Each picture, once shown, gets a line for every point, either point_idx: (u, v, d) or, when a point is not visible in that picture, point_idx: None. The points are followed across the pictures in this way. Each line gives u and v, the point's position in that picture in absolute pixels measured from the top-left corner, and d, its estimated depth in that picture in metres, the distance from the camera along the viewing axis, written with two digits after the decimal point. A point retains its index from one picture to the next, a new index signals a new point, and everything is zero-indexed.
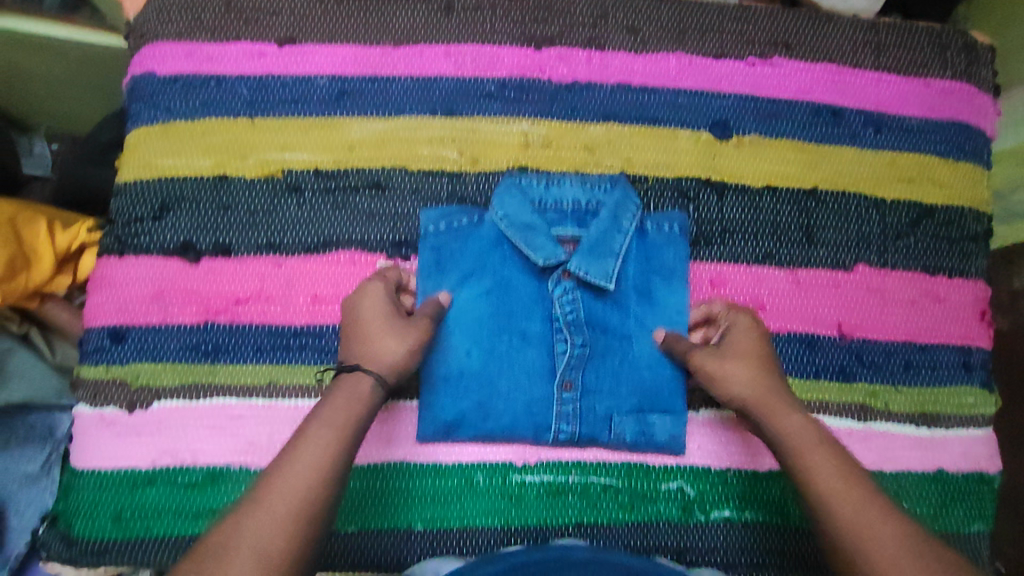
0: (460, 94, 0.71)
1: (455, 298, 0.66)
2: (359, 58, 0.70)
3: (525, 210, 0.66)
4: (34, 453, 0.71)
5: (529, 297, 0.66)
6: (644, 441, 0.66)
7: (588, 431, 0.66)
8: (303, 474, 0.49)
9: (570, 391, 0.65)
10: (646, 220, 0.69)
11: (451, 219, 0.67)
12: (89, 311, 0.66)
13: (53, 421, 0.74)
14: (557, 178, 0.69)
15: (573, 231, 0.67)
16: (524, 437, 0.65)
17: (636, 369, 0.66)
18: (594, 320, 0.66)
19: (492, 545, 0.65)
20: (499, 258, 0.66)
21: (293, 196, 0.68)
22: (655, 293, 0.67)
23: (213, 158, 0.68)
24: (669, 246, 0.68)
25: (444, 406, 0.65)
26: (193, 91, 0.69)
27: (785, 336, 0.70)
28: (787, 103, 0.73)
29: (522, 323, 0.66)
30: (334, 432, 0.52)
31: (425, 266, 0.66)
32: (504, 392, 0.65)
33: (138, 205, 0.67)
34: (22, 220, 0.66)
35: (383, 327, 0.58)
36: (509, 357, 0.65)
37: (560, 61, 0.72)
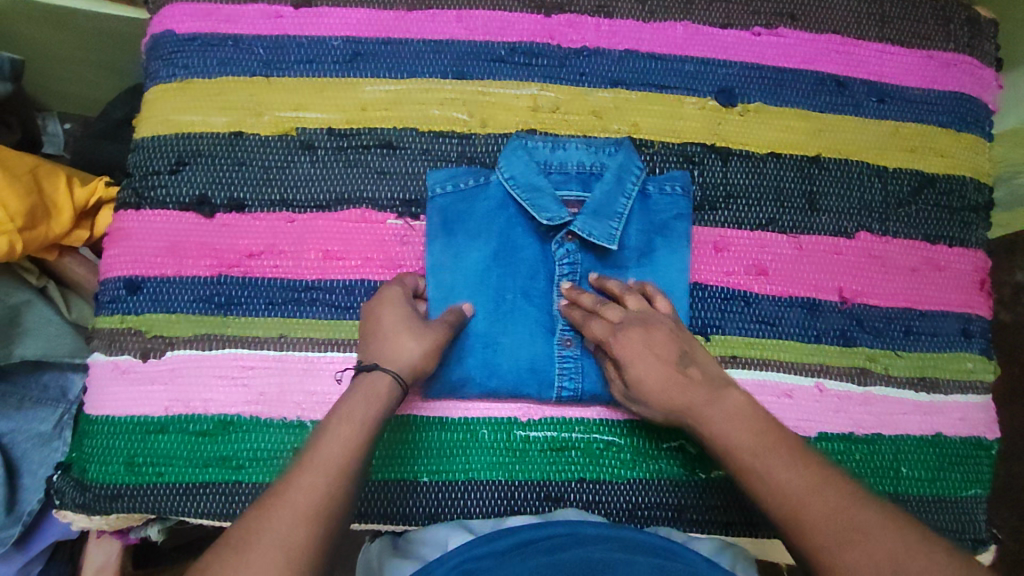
0: (471, 57, 0.72)
1: (461, 257, 0.67)
2: (373, 21, 0.72)
3: (531, 172, 0.68)
4: (48, 414, 0.74)
5: (533, 256, 0.68)
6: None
7: (591, 388, 0.66)
8: (323, 472, 0.48)
9: (572, 348, 0.66)
10: (650, 183, 0.70)
11: (458, 179, 0.68)
12: (105, 263, 0.68)
13: (65, 382, 0.76)
14: (563, 142, 0.70)
15: (578, 193, 0.68)
16: (528, 394, 0.66)
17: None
18: None
19: (495, 499, 0.65)
20: (505, 218, 0.68)
21: (306, 154, 0.69)
22: (657, 253, 0.68)
23: (228, 116, 0.70)
24: (672, 209, 0.70)
25: (450, 362, 0.66)
26: (210, 50, 0.71)
27: (787, 300, 0.71)
28: (792, 72, 0.75)
29: (526, 283, 0.67)
30: (353, 427, 0.52)
31: (432, 225, 0.67)
32: (508, 349, 0.66)
33: (155, 159, 0.69)
34: (43, 172, 0.68)
35: (404, 329, 0.59)
36: (514, 315, 0.66)
37: (570, 27, 0.73)
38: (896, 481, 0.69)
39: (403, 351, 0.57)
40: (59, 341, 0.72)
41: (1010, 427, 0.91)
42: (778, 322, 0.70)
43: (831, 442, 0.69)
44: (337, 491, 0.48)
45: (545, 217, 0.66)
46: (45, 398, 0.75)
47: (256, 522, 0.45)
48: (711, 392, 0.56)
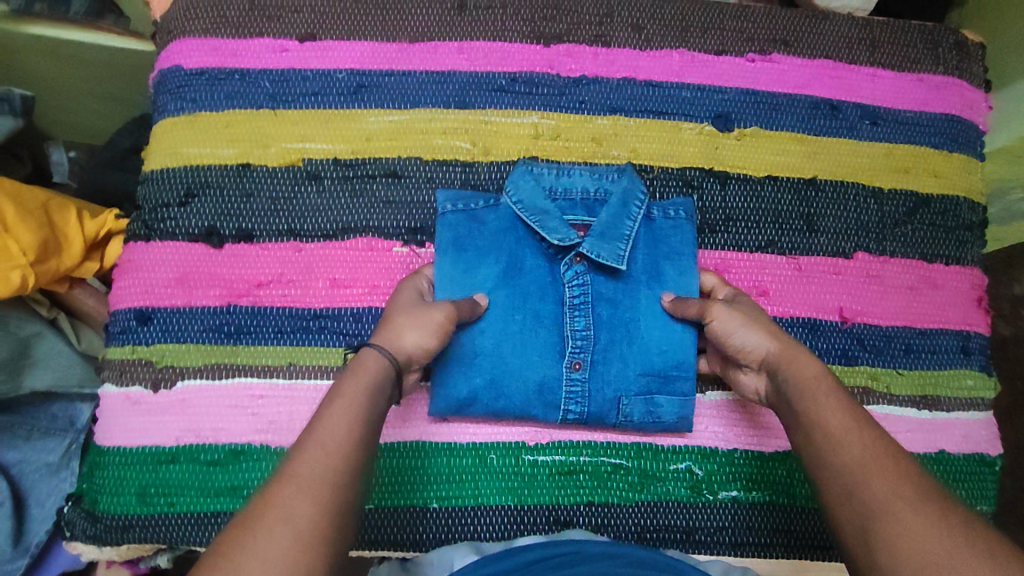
0: (473, 87, 0.74)
1: (469, 275, 0.66)
2: (376, 53, 0.74)
3: (539, 195, 0.68)
4: (55, 445, 0.79)
5: (541, 277, 0.68)
6: (653, 422, 0.67)
7: (596, 411, 0.67)
8: (319, 449, 0.44)
9: (579, 371, 0.66)
10: (653, 208, 0.71)
11: (466, 200, 0.69)
12: (115, 295, 0.69)
13: (73, 413, 0.82)
14: (568, 169, 0.71)
15: (583, 218, 0.69)
16: (535, 415, 0.66)
17: (647, 353, 0.67)
18: (608, 301, 0.67)
19: (505, 524, 0.66)
20: (513, 240, 0.68)
21: (313, 184, 0.71)
22: (664, 274, 0.68)
23: (236, 148, 0.71)
24: (678, 231, 0.70)
25: (457, 382, 0.65)
26: (218, 84, 0.72)
27: (788, 320, 0.72)
28: (787, 97, 0.76)
29: (535, 304, 0.67)
30: (349, 401, 0.48)
31: (442, 241, 0.67)
32: (515, 370, 0.66)
33: (165, 190, 0.70)
34: (54, 206, 0.68)
35: (401, 310, 0.59)
36: (521, 336, 0.66)
37: (569, 56, 0.75)
38: None
39: (394, 329, 0.56)
40: (70, 371, 0.73)
41: (1012, 443, 0.92)
42: None
43: None
44: (343, 462, 0.44)
45: (554, 239, 0.66)
46: (54, 428, 0.81)
47: (263, 507, 0.41)
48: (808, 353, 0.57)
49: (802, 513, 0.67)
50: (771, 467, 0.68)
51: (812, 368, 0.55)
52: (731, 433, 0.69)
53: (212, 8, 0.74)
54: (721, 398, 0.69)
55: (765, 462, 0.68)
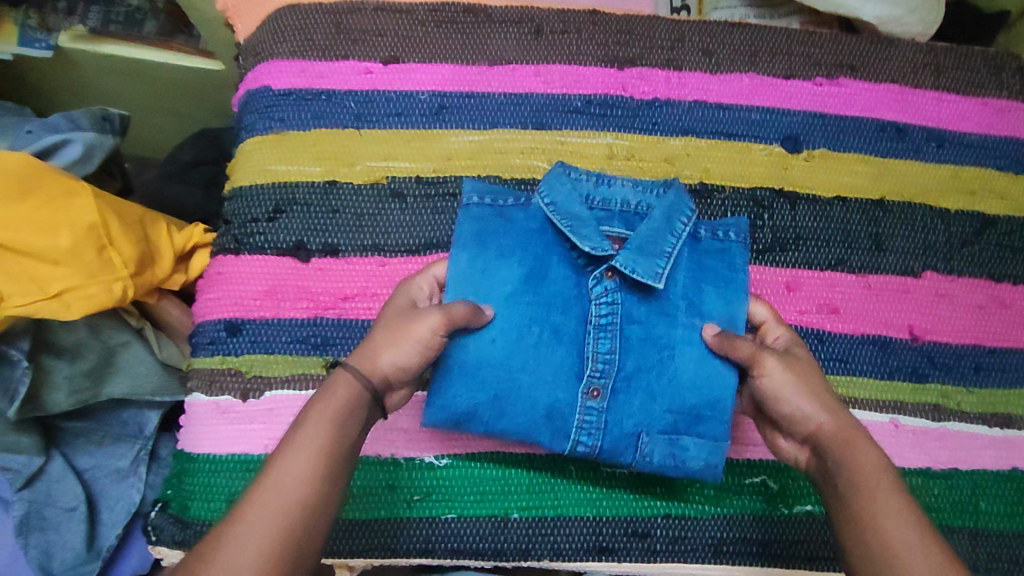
0: (550, 109, 0.76)
1: (487, 277, 0.62)
2: (457, 75, 0.76)
3: (573, 200, 0.64)
4: (125, 451, 0.82)
5: (567, 289, 0.64)
6: (675, 464, 0.63)
7: (611, 445, 0.63)
8: (276, 490, 0.47)
9: (596, 399, 0.62)
10: (701, 227, 0.66)
11: (495, 196, 0.65)
12: (205, 307, 0.71)
13: (142, 419, 0.84)
14: (608, 178, 0.66)
15: (620, 231, 0.65)
16: (540, 440, 0.63)
17: (677, 389, 0.63)
18: (637, 322, 0.63)
19: (584, 534, 0.67)
20: (541, 245, 0.65)
21: (396, 201, 0.73)
22: (705, 302, 0.64)
23: (323, 166, 0.73)
24: (727, 254, 0.66)
25: (458, 395, 0.62)
26: (305, 104, 0.75)
27: (858, 338, 0.73)
28: (854, 120, 0.78)
29: (556, 318, 0.63)
30: (313, 437, 0.50)
31: (463, 235, 0.64)
32: (526, 390, 0.62)
33: (254, 206, 0.72)
34: (149, 220, 0.70)
35: (383, 324, 0.57)
36: (536, 354, 0.62)
37: (641, 80, 0.78)
38: (975, 516, 0.70)
39: (371, 347, 0.56)
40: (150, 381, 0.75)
41: None
42: (852, 359, 0.72)
43: (910, 477, 0.70)
44: (301, 504, 0.47)
45: (585, 247, 0.62)
46: (124, 434, 0.83)
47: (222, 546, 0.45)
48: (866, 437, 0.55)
49: None
50: None
51: (867, 453, 0.54)
52: None
53: (300, 32, 0.77)
54: None
55: None
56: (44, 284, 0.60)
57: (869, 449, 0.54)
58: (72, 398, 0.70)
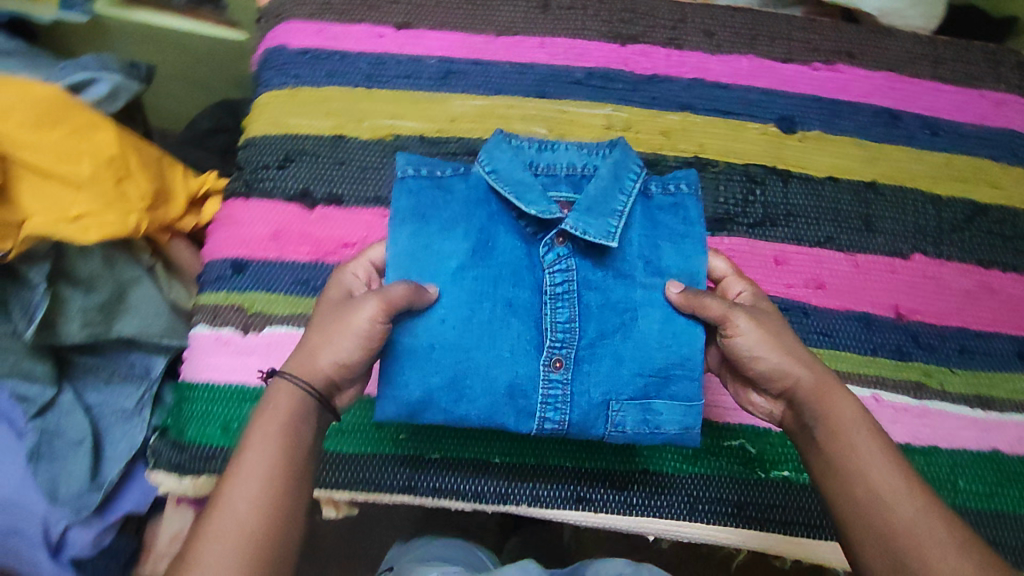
0: (552, 79, 0.79)
1: (430, 253, 0.58)
2: (465, 44, 0.80)
3: (515, 166, 0.59)
4: (132, 391, 0.87)
5: (516, 258, 0.59)
6: (648, 431, 0.59)
7: (580, 419, 0.58)
8: (230, 527, 0.46)
9: (560, 371, 0.57)
10: (650, 182, 0.62)
11: (431, 166, 0.61)
12: (213, 246, 0.73)
13: (148, 363, 0.89)
14: (553, 143, 0.62)
15: (568, 195, 0.60)
16: (505, 424, 0.58)
17: (644, 349, 0.58)
18: (597, 291, 0.59)
19: (565, 483, 0.68)
20: (485, 214, 0.60)
21: (400, 157, 0.75)
22: (664, 259, 0.59)
23: (333, 121, 0.76)
24: (679, 209, 0.62)
25: (410, 382, 0.56)
26: (320, 63, 0.78)
27: (844, 314, 0.74)
28: (850, 105, 0.81)
29: (508, 291, 0.58)
30: (261, 462, 0.48)
31: (399, 210, 0.59)
32: (484, 368, 0.56)
33: (265, 154, 0.75)
34: (166, 163, 0.73)
35: (316, 324, 0.55)
36: (491, 329, 0.57)
37: (643, 56, 0.81)
38: (954, 493, 0.70)
39: (305, 352, 0.54)
40: (155, 321, 0.77)
41: None
42: (837, 333, 0.73)
43: None
44: (261, 534, 0.46)
45: (531, 212, 0.58)
46: (130, 376, 0.88)
47: None
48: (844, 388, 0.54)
49: None
50: None
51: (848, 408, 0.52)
52: None
53: None
54: None
55: None
56: (65, 208, 0.63)
57: (849, 403, 0.52)
58: (81, 327, 0.72)
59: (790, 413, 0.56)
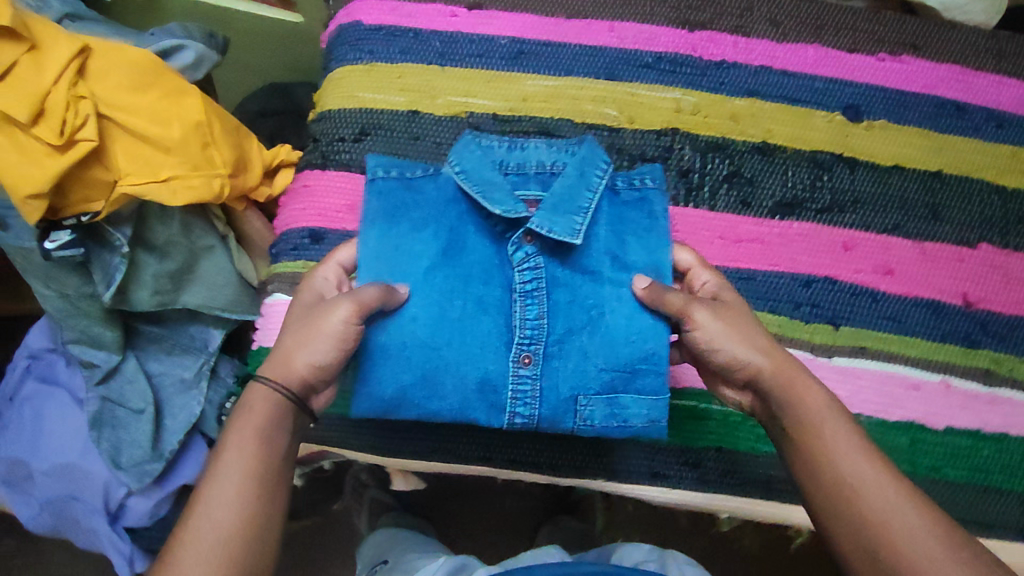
0: (621, 63, 0.80)
1: (404, 253, 0.61)
2: (536, 25, 0.80)
3: (483, 165, 0.63)
4: (191, 362, 0.91)
5: (486, 259, 0.63)
6: (617, 424, 0.62)
7: (548, 413, 0.62)
8: (214, 517, 0.49)
9: (529, 367, 0.61)
10: (617, 179, 0.65)
11: (402, 167, 0.65)
12: (291, 216, 0.74)
13: (207, 336, 0.92)
14: (522, 143, 0.65)
15: (537, 193, 0.64)
16: (476, 417, 0.62)
17: (610, 345, 0.61)
18: (567, 289, 0.62)
19: (638, 459, 0.71)
20: (455, 215, 0.64)
21: (473, 134, 0.77)
22: (628, 254, 0.62)
23: (408, 96, 0.77)
24: (645, 204, 0.64)
25: (384, 380, 0.60)
26: (394, 40, 0.79)
27: (912, 300, 0.75)
28: (915, 96, 0.81)
29: (478, 289, 0.62)
30: (239, 457, 0.51)
31: (372, 212, 0.63)
32: (456, 364, 0.61)
33: (342, 127, 0.76)
34: (243, 132, 0.74)
35: (289, 327, 0.59)
36: (462, 325, 0.61)
37: (710, 42, 0.81)
38: None
39: (279, 354, 0.57)
40: (223, 291, 0.81)
41: None
42: (904, 320, 0.74)
43: (958, 437, 0.72)
44: (242, 522, 0.49)
45: (497, 212, 0.61)
46: (191, 347, 0.91)
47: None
48: (807, 375, 0.56)
49: (921, 479, 0.72)
50: (897, 434, 0.72)
51: (815, 396, 0.55)
52: (856, 398, 0.72)
53: None
54: (849, 364, 0.73)
55: (890, 429, 0.72)
56: (156, 170, 0.64)
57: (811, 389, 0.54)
58: (154, 293, 0.75)
59: (759, 402, 0.58)
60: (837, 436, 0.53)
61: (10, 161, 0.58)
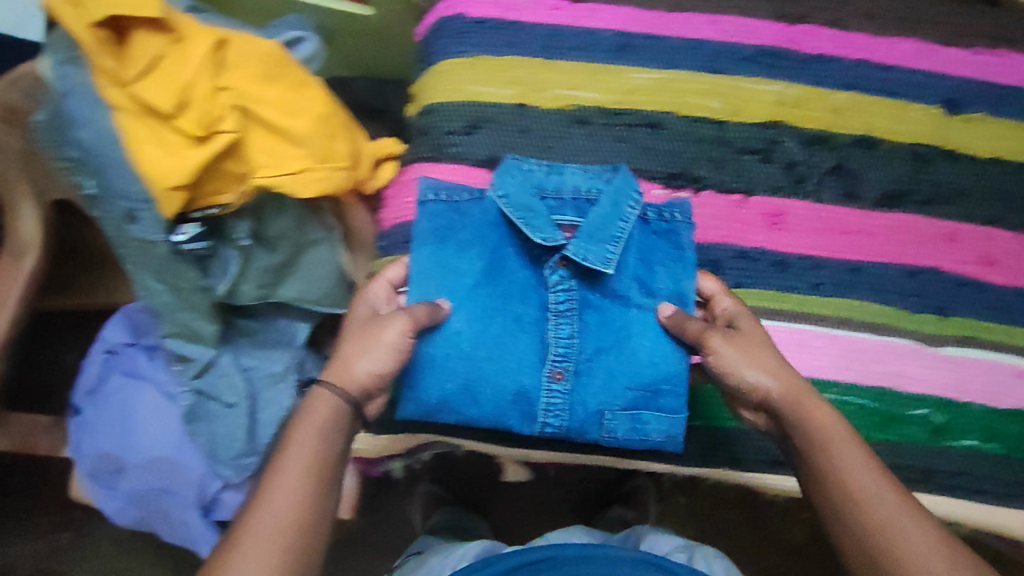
0: (722, 56, 0.80)
1: (451, 272, 0.68)
2: (638, 18, 0.81)
3: (524, 192, 0.68)
4: (281, 356, 0.91)
5: (524, 280, 0.70)
6: (637, 437, 0.69)
7: (576, 425, 0.69)
8: (279, 502, 0.52)
9: (561, 382, 0.68)
10: (649, 209, 0.70)
11: (449, 192, 0.70)
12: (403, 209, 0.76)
13: (293, 331, 0.94)
14: (560, 168, 0.71)
15: (573, 218, 0.69)
16: (510, 424, 0.69)
17: (634, 367, 0.68)
18: (595, 309, 0.69)
19: (751, 451, 0.77)
20: (496, 238, 0.70)
21: (580, 127, 0.77)
22: (654, 280, 0.69)
23: (514, 90, 0.77)
24: (672, 235, 0.70)
25: (430, 388, 0.67)
26: (499, 33, 0.79)
27: (1015, 291, 0.77)
28: (1011, 89, 0.82)
29: (517, 307, 0.69)
30: (306, 452, 0.55)
31: (422, 232, 0.69)
32: (493, 377, 0.67)
33: (451, 120, 0.76)
34: (354, 124, 0.74)
35: (351, 335, 0.64)
36: (501, 342, 0.67)
37: (809, 36, 0.82)
38: None
39: (342, 360, 0.62)
40: (318, 285, 0.81)
41: None
42: (1008, 310, 0.77)
43: None
44: (303, 509, 0.52)
45: (537, 240, 0.67)
46: (278, 341, 0.93)
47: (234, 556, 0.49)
48: (815, 396, 0.60)
49: None
50: (1005, 422, 0.75)
51: (826, 414, 0.58)
52: (965, 387, 0.75)
53: None
54: (960, 353, 0.75)
55: (999, 416, 0.75)
56: (286, 163, 0.64)
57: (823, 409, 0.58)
58: (257, 286, 0.77)
59: (773, 421, 0.61)
60: (846, 453, 0.55)
61: (151, 154, 0.59)
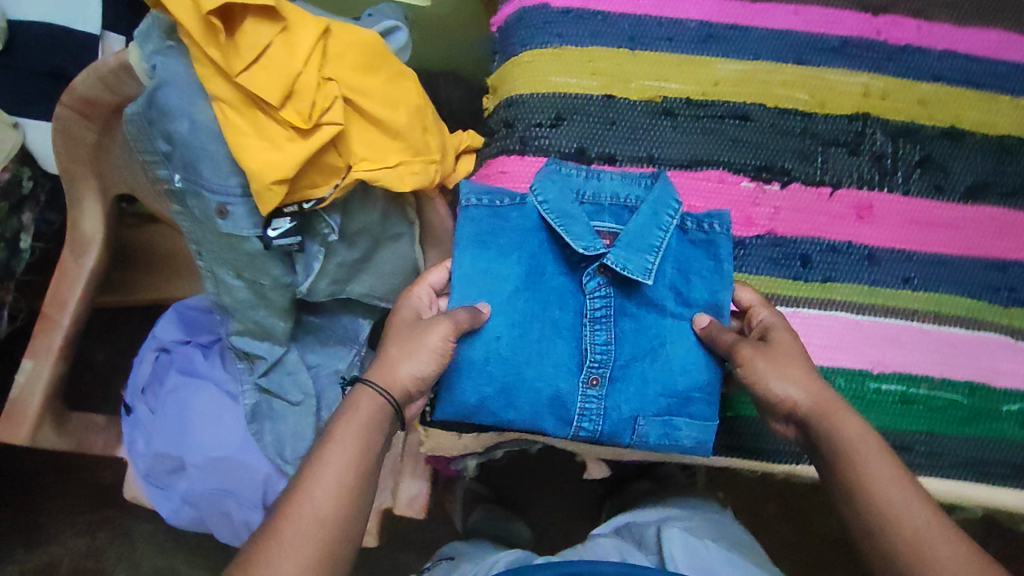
0: (809, 47, 0.79)
1: (491, 276, 0.66)
2: (724, 7, 0.79)
3: (565, 199, 0.68)
4: (345, 353, 0.90)
5: (561, 286, 0.69)
6: (668, 443, 0.68)
7: (610, 429, 0.68)
8: (317, 497, 0.52)
9: (596, 387, 0.67)
10: (688, 218, 0.69)
11: (492, 197, 0.68)
12: None
13: (356, 327, 0.91)
14: (598, 172, 0.70)
15: (611, 225, 0.69)
16: (545, 427, 0.68)
17: (668, 375, 0.67)
18: (630, 315, 0.68)
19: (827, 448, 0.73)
20: (536, 242, 0.68)
21: (667, 119, 0.76)
22: (691, 288, 0.68)
23: (600, 81, 0.76)
24: (711, 246, 0.68)
25: (466, 391, 0.66)
26: (583, 23, 0.77)
27: None
28: None
29: (555, 313, 0.68)
30: (350, 450, 0.55)
31: (464, 237, 0.67)
32: (530, 382, 0.66)
33: (537, 112, 0.75)
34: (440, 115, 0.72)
35: (391, 337, 0.63)
36: (538, 347, 0.67)
37: (895, 27, 0.80)
38: None
39: (385, 360, 0.61)
40: (390, 279, 0.81)
41: None
42: None
43: None
44: (341, 506, 0.52)
45: (578, 249, 0.66)
46: (343, 337, 0.90)
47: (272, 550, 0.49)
48: (846, 408, 0.59)
49: None
50: None
51: (853, 426, 0.57)
52: None
53: None
54: None
55: None
56: (383, 159, 0.63)
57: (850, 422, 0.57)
58: (333, 282, 0.75)
59: (800, 433, 0.60)
60: (872, 469, 0.54)
61: (252, 147, 0.57)
